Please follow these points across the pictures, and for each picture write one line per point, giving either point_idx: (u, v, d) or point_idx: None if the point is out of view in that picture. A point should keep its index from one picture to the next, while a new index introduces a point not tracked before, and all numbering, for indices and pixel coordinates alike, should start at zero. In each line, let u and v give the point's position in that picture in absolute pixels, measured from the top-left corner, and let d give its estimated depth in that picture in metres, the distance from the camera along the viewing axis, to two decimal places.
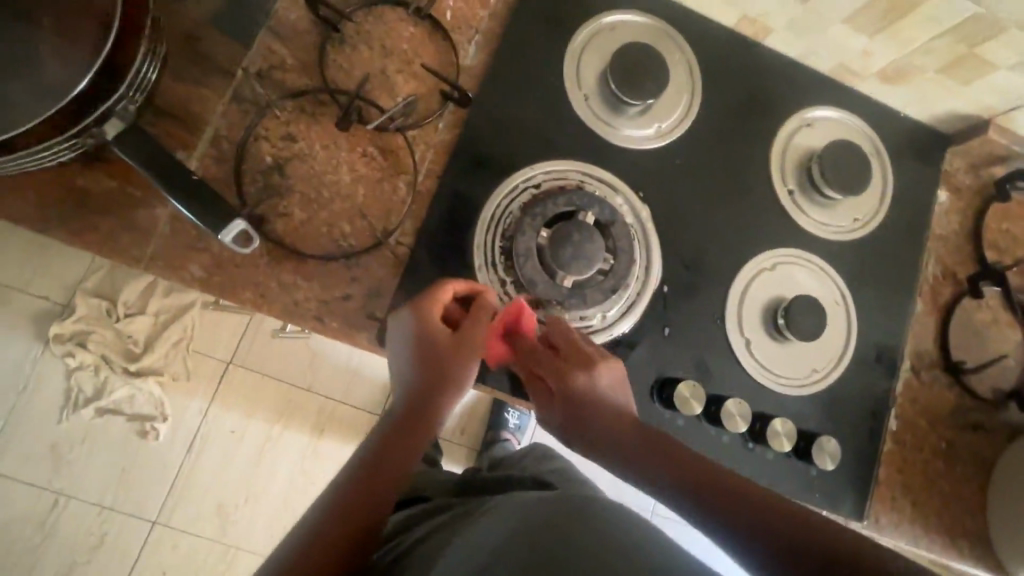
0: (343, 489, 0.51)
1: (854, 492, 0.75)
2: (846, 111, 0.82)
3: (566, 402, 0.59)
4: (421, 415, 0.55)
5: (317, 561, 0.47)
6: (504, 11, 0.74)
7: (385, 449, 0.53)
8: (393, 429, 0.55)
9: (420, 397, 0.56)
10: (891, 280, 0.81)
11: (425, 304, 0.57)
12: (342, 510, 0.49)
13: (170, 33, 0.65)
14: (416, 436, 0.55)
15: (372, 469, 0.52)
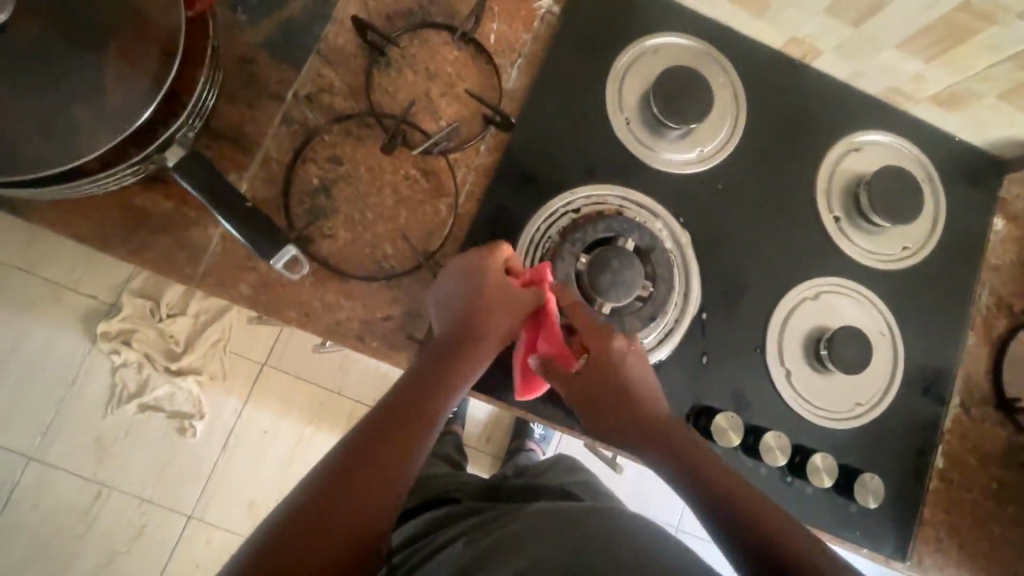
0: (341, 450, 0.51)
1: (898, 530, 0.72)
2: (896, 134, 0.79)
3: (588, 379, 0.62)
4: (433, 383, 0.56)
5: (300, 520, 0.46)
6: (546, 35, 0.74)
7: (388, 435, 0.52)
8: (397, 415, 0.53)
9: (429, 379, 0.56)
10: (941, 312, 0.78)
11: (468, 264, 0.61)
12: (337, 470, 0.49)
13: (226, 59, 0.67)
14: (421, 424, 0.54)
15: (373, 459, 0.50)
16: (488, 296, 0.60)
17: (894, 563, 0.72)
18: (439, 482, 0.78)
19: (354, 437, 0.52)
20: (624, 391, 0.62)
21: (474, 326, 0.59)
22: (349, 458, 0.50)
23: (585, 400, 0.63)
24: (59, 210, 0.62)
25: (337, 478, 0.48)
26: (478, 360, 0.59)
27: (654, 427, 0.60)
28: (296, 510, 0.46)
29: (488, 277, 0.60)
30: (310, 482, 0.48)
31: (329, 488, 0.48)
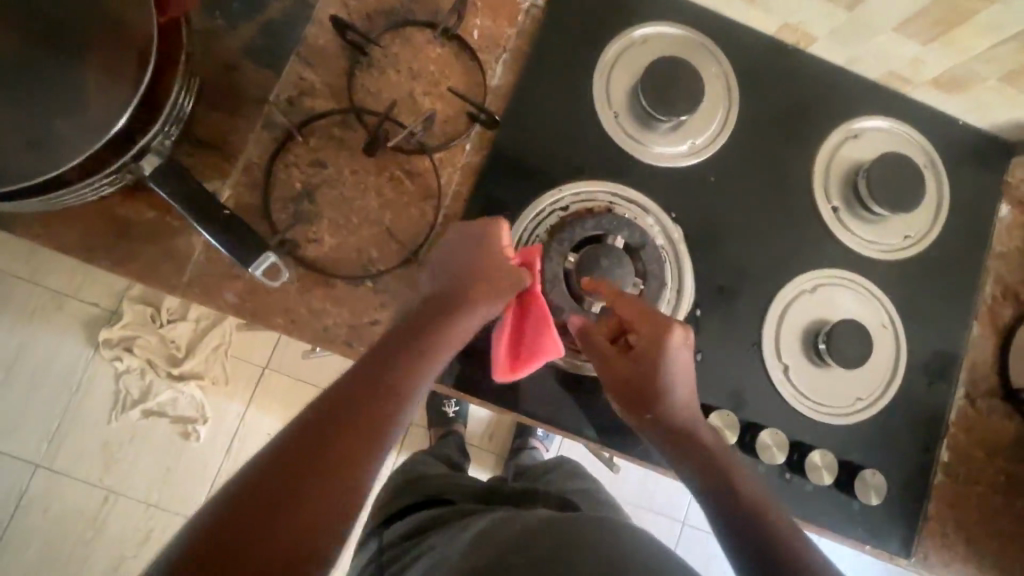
0: (310, 418, 0.49)
1: (903, 526, 0.71)
2: (896, 120, 0.77)
3: (631, 373, 0.60)
4: (410, 357, 0.54)
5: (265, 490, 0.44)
6: (532, 28, 0.72)
7: (354, 416, 0.49)
8: (364, 396, 0.51)
9: (400, 360, 0.53)
10: (945, 302, 0.75)
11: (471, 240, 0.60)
12: (304, 440, 0.47)
13: (205, 63, 0.66)
14: (394, 401, 0.51)
15: (337, 442, 0.47)
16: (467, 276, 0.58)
17: (898, 560, 0.71)
18: (434, 482, 0.76)
19: (315, 416, 0.49)
20: (670, 388, 0.60)
21: (451, 306, 0.57)
22: (309, 439, 0.47)
23: (626, 392, 0.61)
24: (42, 221, 0.62)
25: (294, 462, 0.46)
26: (454, 340, 0.56)
27: (687, 426, 0.60)
28: (247, 494, 0.44)
29: (471, 256, 0.59)
30: (275, 452, 0.46)
31: (291, 466, 0.46)
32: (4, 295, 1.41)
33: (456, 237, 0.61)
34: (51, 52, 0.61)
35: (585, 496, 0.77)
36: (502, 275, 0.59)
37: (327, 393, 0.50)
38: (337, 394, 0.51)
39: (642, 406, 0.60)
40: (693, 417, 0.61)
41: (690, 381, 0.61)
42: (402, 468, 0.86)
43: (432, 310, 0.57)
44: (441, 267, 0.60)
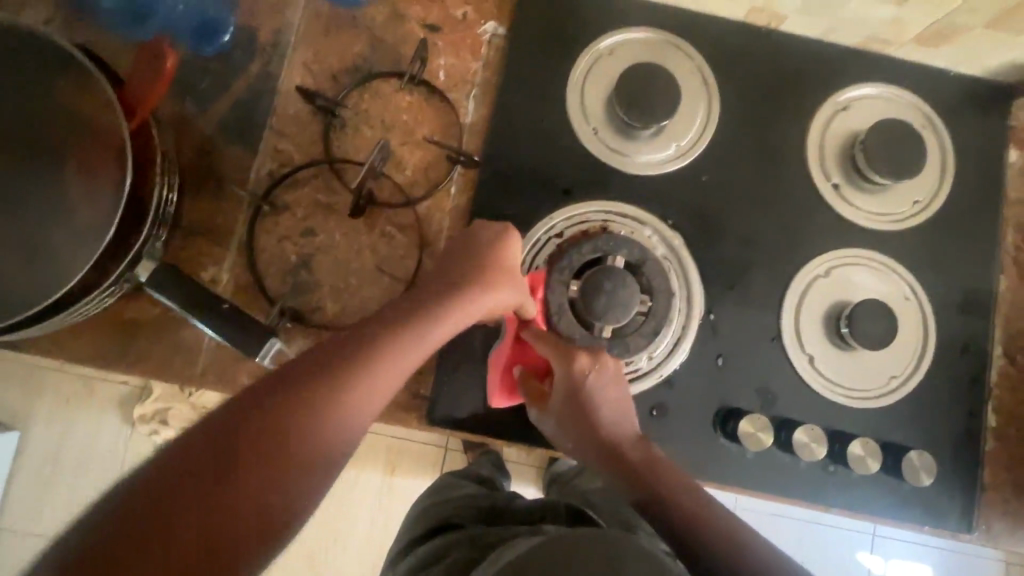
0: (270, 385, 0.46)
1: (960, 499, 0.69)
2: (883, 83, 0.74)
3: (575, 408, 0.62)
4: (389, 335, 0.50)
5: (197, 457, 0.41)
6: (496, 58, 0.71)
7: (297, 401, 0.45)
8: (316, 382, 0.46)
9: (355, 358, 0.48)
10: (966, 261, 0.73)
11: (498, 228, 0.60)
12: (254, 407, 0.44)
13: (182, 153, 0.67)
14: (355, 385, 0.47)
15: (260, 470, 0.43)
16: (452, 288, 0.55)
17: (961, 536, 0.69)
18: (444, 505, 0.68)
19: (232, 426, 0.43)
20: (592, 412, 0.61)
21: (419, 317, 0.52)
22: (224, 457, 0.42)
23: (575, 425, 0.62)
24: (56, 335, 0.63)
25: (201, 481, 0.41)
26: (415, 357, 0.51)
27: (620, 446, 0.61)
28: (129, 512, 0.39)
29: (471, 264, 0.57)
30: (223, 413, 0.44)
31: (228, 434, 0.43)
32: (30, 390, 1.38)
33: (454, 249, 0.59)
34: (37, 173, 0.62)
35: (607, 497, 0.66)
36: (497, 294, 0.57)
37: (254, 400, 0.45)
38: (266, 405, 0.44)
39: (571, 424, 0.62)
40: (627, 436, 0.62)
41: (617, 400, 0.62)
42: (428, 490, 0.76)
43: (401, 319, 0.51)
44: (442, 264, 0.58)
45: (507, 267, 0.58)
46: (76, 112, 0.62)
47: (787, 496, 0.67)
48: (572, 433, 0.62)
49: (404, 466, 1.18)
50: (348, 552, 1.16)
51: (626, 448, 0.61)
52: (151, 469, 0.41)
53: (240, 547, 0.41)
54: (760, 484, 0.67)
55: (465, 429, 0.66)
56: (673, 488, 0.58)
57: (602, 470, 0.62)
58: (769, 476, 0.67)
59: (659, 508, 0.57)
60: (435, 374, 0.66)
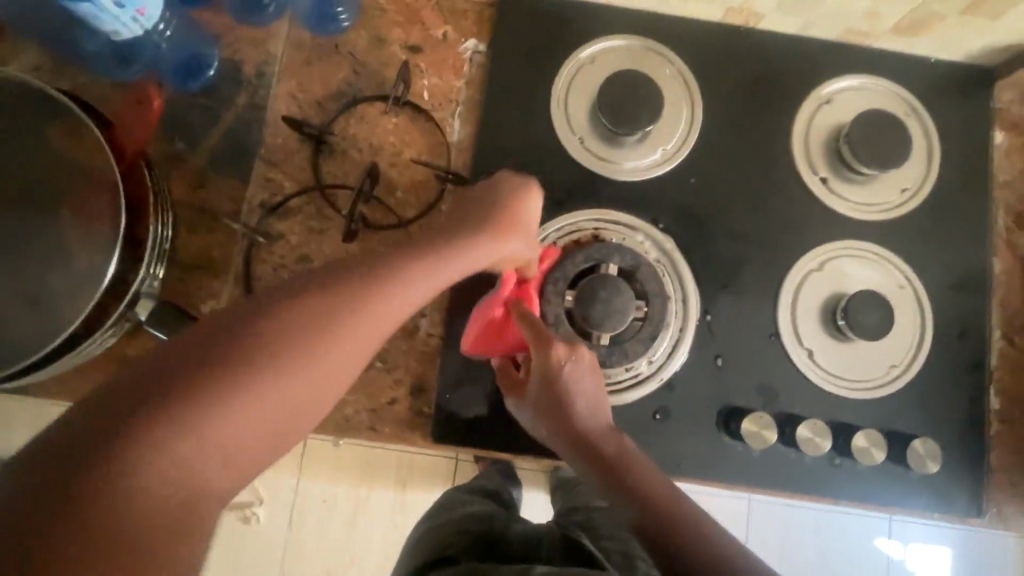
0: (257, 306, 0.41)
1: (969, 484, 0.69)
2: (865, 74, 0.75)
3: (546, 391, 0.61)
4: (390, 263, 0.45)
5: (162, 380, 0.36)
6: (479, 75, 0.72)
7: (281, 329, 0.40)
8: (306, 308, 0.41)
9: (350, 286, 0.43)
10: (959, 245, 0.73)
11: (520, 182, 0.60)
12: (234, 328, 0.39)
13: (175, 188, 0.68)
14: (351, 318, 0.42)
15: (238, 399, 0.37)
16: (459, 235, 0.52)
17: (972, 521, 0.69)
18: (437, 532, 0.65)
19: (204, 347, 0.38)
20: (567, 401, 0.60)
21: (426, 255, 0.48)
22: (198, 381, 0.37)
23: (546, 412, 0.61)
24: (61, 377, 0.64)
25: (163, 405, 0.36)
26: (420, 290, 0.46)
27: (593, 435, 0.59)
28: (78, 436, 0.34)
29: (486, 213, 0.56)
30: (200, 334, 0.39)
31: (199, 357, 0.37)
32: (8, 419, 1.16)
33: (462, 209, 0.57)
34: (34, 218, 0.63)
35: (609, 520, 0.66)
36: (505, 244, 0.54)
37: (241, 322, 0.40)
38: (252, 326, 0.39)
39: (544, 408, 0.61)
40: (603, 430, 0.60)
41: (592, 393, 0.61)
42: (427, 515, 0.73)
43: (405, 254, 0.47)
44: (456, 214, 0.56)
45: (518, 221, 0.57)
46: (68, 156, 0.63)
47: (794, 491, 0.68)
48: (542, 421, 0.62)
49: (415, 481, 1.18)
50: (368, 568, 1.17)
51: (602, 439, 0.59)
52: (110, 392, 0.36)
53: (199, 490, 0.37)
54: (768, 481, 0.67)
55: (472, 444, 0.67)
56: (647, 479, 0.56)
57: (572, 461, 0.60)
58: (776, 473, 0.68)
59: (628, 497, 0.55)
60: (438, 391, 0.67)
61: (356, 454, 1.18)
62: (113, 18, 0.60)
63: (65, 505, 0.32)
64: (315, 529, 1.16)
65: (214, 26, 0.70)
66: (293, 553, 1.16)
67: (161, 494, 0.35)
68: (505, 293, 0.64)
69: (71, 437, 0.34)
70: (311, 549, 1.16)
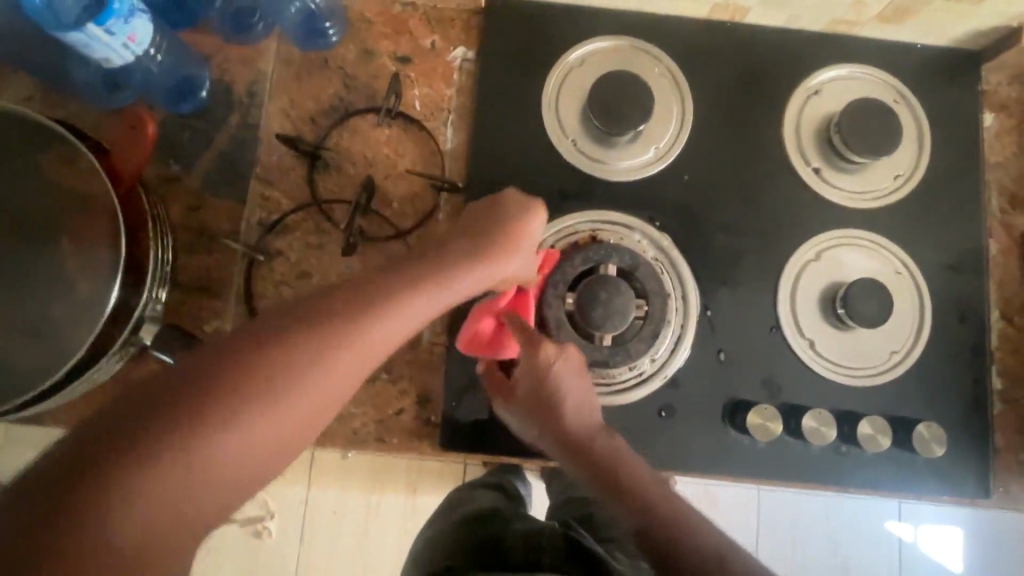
0: (245, 334, 0.41)
1: (976, 465, 0.69)
2: (852, 62, 0.75)
3: (534, 394, 0.61)
4: (380, 290, 0.45)
5: (150, 409, 0.37)
6: (469, 82, 0.72)
7: (266, 359, 0.40)
8: (293, 336, 0.41)
9: (339, 316, 0.42)
10: (954, 228, 0.73)
11: (522, 200, 0.58)
12: (224, 356, 0.39)
13: (172, 211, 0.68)
14: (335, 347, 0.42)
15: (222, 433, 0.37)
16: (454, 257, 0.51)
17: (980, 501, 0.69)
18: (440, 546, 0.64)
19: (193, 378, 0.38)
20: (554, 403, 0.61)
21: (422, 286, 0.47)
22: (185, 413, 0.37)
23: (534, 414, 0.61)
24: (68, 405, 0.64)
25: (150, 439, 0.36)
26: (412, 316, 0.46)
27: (585, 440, 0.60)
28: (70, 462, 0.35)
29: (484, 236, 0.54)
30: (191, 361, 0.39)
31: (189, 387, 0.38)
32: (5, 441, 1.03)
33: (467, 227, 0.55)
34: (34, 248, 0.64)
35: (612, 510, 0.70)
36: (503, 264, 0.53)
37: (230, 350, 0.40)
38: (241, 355, 0.40)
39: (533, 413, 0.61)
40: (592, 430, 0.61)
41: (581, 393, 0.61)
42: (428, 526, 0.73)
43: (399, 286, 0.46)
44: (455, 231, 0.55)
45: (521, 245, 0.55)
46: (64, 184, 0.63)
47: (802, 481, 0.68)
48: (530, 424, 0.62)
49: (425, 486, 1.18)
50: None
51: (592, 445, 0.60)
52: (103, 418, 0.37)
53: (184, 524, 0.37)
54: (776, 474, 0.68)
55: (481, 450, 0.67)
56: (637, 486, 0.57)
57: (563, 461, 0.62)
58: (783, 463, 0.68)
59: (619, 500, 0.57)
60: (444, 399, 0.67)
61: (365, 463, 1.18)
62: (105, 46, 0.60)
63: (60, 526, 0.33)
64: (328, 538, 1.17)
65: (203, 48, 0.71)
66: (308, 564, 1.17)
67: (161, 516, 0.36)
68: (500, 304, 0.63)
69: (70, 454, 0.35)
70: (325, 557, 1.17)
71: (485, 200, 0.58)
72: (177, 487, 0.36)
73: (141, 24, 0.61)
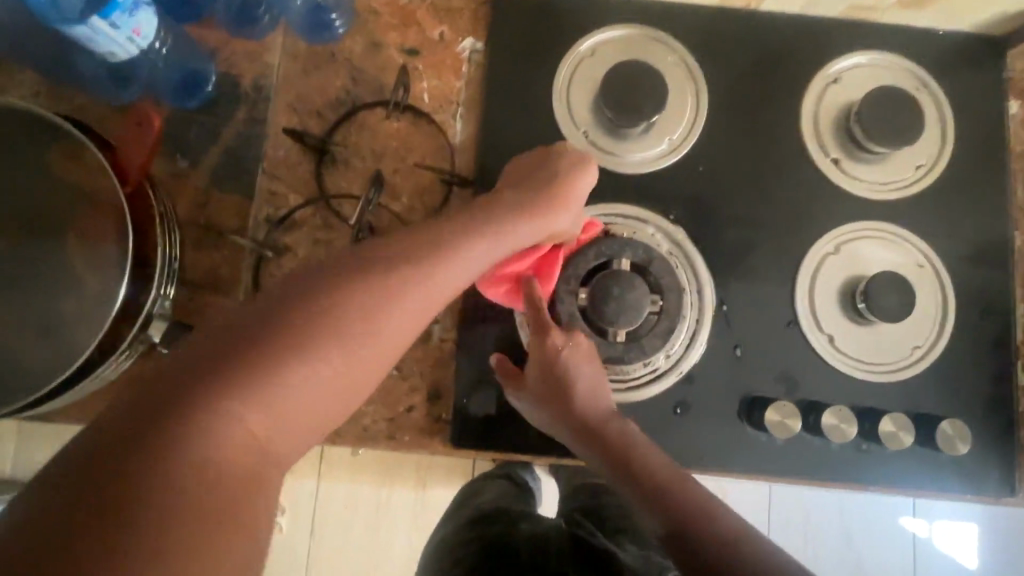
0: (298, 288, 0.40)
1: (1000, 462, 0.68)
2: (871, 49, 0.73)
3: (546, 376, 0.60)
4: (432, 241, 0.45)
5: (209, 360, 0.37)
6: (478, 74, 0.71)
7: (322, 309, 0.39)
8: (347, 285, 0.41)
9: (392, 265, 0.42)
10: (978, 220, 0.71)
11: (565, 155, 0.58)
12: (279, 308, 0.39)
13: (180, 207, 0.67)
14: (391, 294, 0.41)
15: (283, 384, 0.37)
16: (503, 208, 0.51)
17: (1004, 500, 0.68)
18: (450, 547, 0.64)
19: (250, 330, 0.38)
20: (566, 387, 0.60)
21: (462, 229, 0.47)
22: (244, 365, 0.37)
23: (543, 399, 0.61)
24: (78, 404, 0.64)
25: (211, 392, 0.36)
26: (465, 265, 0.46)
27: (597, 424, 0.60)
28: (132, 419, 0.35)
29: (529, 189, 0.54)
30: (246, 316, 0.39)
31: (246, 339, 0.37)
32: (22, 436, 1.03)
33: (503, 188, 0.56)
34: (43, 245, 0.63)
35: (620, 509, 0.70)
36: (553, 214, 0.54)
37: (284, 303, 0.39)
38: (296, 306, 0.39)
39: (543, 398, 0.61)
40: (604, 416, 0.61)
41: (593, 378, 0.61)
42: (437, 527, 0.73)
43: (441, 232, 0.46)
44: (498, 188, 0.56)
45: (565, 195, 0.55)
46: (71, 181, 0.63)
47: (820, 480, 0.67)
48: (540, 409, 0.62)
49: (435, 482, 1.18)
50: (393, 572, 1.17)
51: (607, 429, 0.60)
52: (163, 375, 0.36)
53: (250, 478, 0.36)
54: (793, 471, 0.67)
55: (492, 447, 0.66)
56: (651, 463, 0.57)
57: (576, 447, 0.61)
58: (801, 461, 0.67)
59: (632, 480, 0.57)
60: (456, 396, 0.66)
61: (374, 459, 1.18)
62: (110, 40, 0.59)
63: (129, 479, 0.33)
64: (338, 535, 1.17)
65: (208, 41, 0.70)
66: (318, 560, 1.17)
67: (228, 466, 0.35)
68: (521, 265, 0.59)
69: (131, 413, 0.35)
70: (336, 553, 1.17)
71: (525, 158, 0.60)
72: (240, 439, 0.36)
73: (146, 17, 0.61)
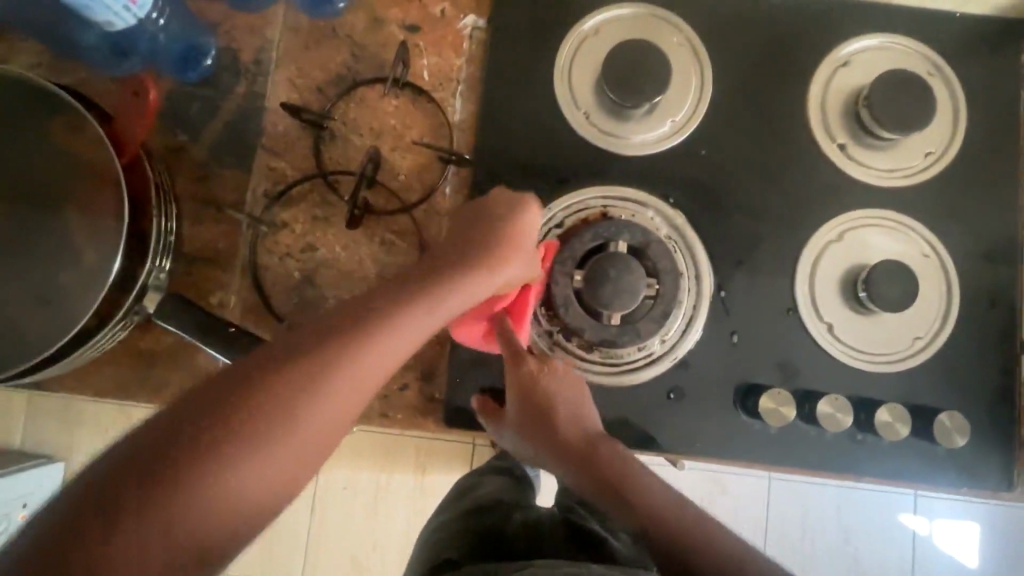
0: (260, 359, 0.40)
1: (999, 457, 0.67)
2: (884, 32, 0.71)
3: (529, 407, 0.60)
4: (394, 304, 0.45)
5: (170, 436, 0.37)
6: (479, 52, 0.70)
7: (286, 380, 0.40)
8: (308, 352, 0.41)
9: (354, 330, 0.42)
10: (988, 210, 0.70)
11: (523, 196, 0.57)
12: (241, 380, 0.39)
13: (178, 180, 0.67)
14: (353, 361, 0.42)
15: (247, 459, 0.37)
16: (461, 262, 0.51)
17: (1001, 494, 0.67)
18: (445, 533, 0.64)
19: (213, 401, 0.38)
20: (548, 415, 0.59)
21: (428, 288, 0.47)
22: (204, 442, 0.37)
23: (525, 430, 0.60)
24: (76, 372, 0.65)
25: (175, 469, 0.36)
26: (423, 326, 0.46)
27: (583, 451, 0.59)
28: (96, 499, 0.35)
29: (489, 231, 0.54)
30: (208, 388, 0.39)
31: (209, 415, 0.38)
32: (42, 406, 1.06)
33: (464, 229, 0.55)
34: (43, 215, 0.64)
35: None
36: (510, 264, 0.54)
37: (249, 375, 0.39)
38: (258, 379, 0.39)
39: (527, 429, 0.60)
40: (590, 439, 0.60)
41: (575, 404, 0.61)
42: (434, 515, 0.73)
43: (415, 283, 0.47)
44: (459, 233, 0.55)
45: (520, 242, 0.55)
46: (71, 152, 0.63)
47: (814, 470, 0.66)
48: (524, 440, 0.61)
49: (433, 464, 1.19)
50: (391, 552, 1.18)
51: (592, 452, 0.59)
52: (124, 452, 0.36)
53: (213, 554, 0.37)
54: (786, 461, 0.66)
55: (485, 428, 0.67)
56: (645, 492, 0.56)
57: (562, 473, 0.60)
58: (794, 450, 0.66)
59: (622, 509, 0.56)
60: (449, 376, 0.66)
61: (373, 440, 1.19)
62: (107, 9, 0.59)
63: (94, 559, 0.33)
64: (336, 512, 1.18)
65: (209, 14, 0.69)
66: (316, 536, 1.18)
67: (193, 542, 0.36)
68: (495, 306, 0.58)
69: (94, 492, 0.35)
70: (333, 530, 1.19)
71: (490, 194, 0.58)
72: (206, 516, 0.36)
73: None
